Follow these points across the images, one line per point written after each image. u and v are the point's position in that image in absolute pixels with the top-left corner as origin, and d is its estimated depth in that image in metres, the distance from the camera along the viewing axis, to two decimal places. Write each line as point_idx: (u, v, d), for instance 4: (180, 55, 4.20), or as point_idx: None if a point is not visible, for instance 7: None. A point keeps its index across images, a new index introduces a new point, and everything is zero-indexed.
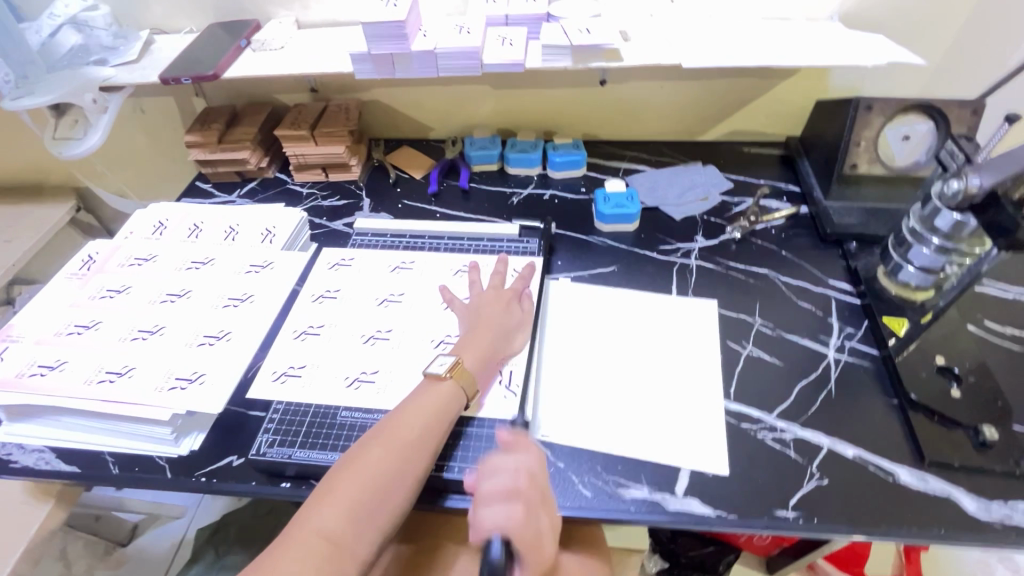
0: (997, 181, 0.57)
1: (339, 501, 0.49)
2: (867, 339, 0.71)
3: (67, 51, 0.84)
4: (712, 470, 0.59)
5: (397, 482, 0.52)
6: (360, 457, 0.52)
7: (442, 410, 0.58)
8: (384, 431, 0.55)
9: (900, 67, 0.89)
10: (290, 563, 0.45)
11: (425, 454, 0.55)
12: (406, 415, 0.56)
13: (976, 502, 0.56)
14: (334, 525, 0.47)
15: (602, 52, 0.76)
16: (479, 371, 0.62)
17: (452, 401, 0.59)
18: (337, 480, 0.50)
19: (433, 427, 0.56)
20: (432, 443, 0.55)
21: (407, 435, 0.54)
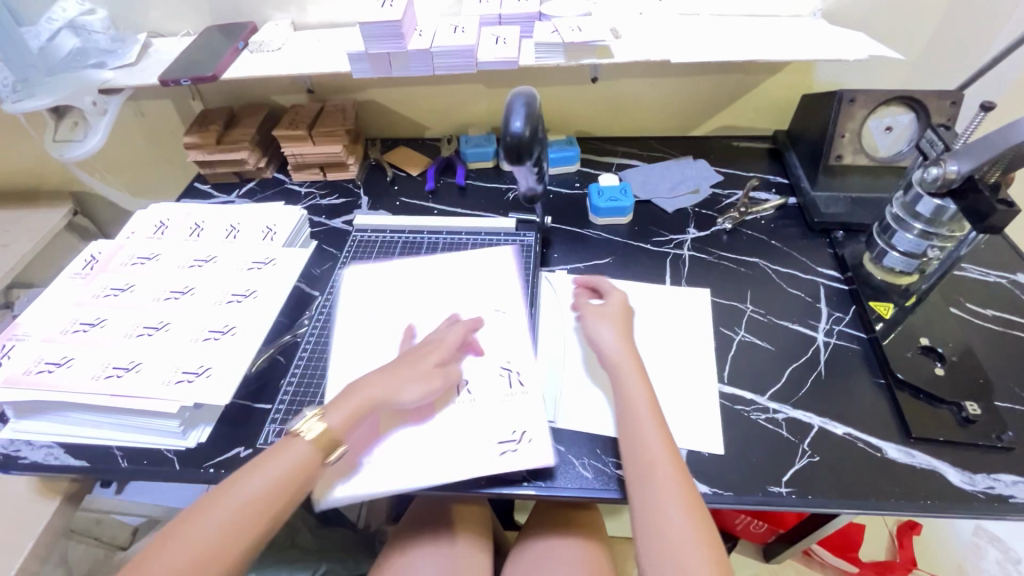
0: (974, 166, 0.60)
1: (154, 569, 0.46)
2: (855, 323, 0.74)
3: (67, 55, 0.85)
4: (707, 450, 0.61)
5: (226, 549, 0.48)
6: (248, 470, 0.53)
7: (295, 473, 0.54)
8: (224, 492, 0.52)
9: (880, 61, 0.92)
10: (165, 557, 0.47)
11: (263, 518, 0.51)
12: (256, 474, 0.53)
13: (960, 475, 0.59)
14: (216, 524, 0.49)
15: (594, 49, 0.78)
16: (346, 428, 0.58)
17: (307, 464, 0.55)
18: (229, 484, 0.52)
19: (283, 488, 0.52)
20: (276, 507, 0.52)
21: (247, 499, 0.51)
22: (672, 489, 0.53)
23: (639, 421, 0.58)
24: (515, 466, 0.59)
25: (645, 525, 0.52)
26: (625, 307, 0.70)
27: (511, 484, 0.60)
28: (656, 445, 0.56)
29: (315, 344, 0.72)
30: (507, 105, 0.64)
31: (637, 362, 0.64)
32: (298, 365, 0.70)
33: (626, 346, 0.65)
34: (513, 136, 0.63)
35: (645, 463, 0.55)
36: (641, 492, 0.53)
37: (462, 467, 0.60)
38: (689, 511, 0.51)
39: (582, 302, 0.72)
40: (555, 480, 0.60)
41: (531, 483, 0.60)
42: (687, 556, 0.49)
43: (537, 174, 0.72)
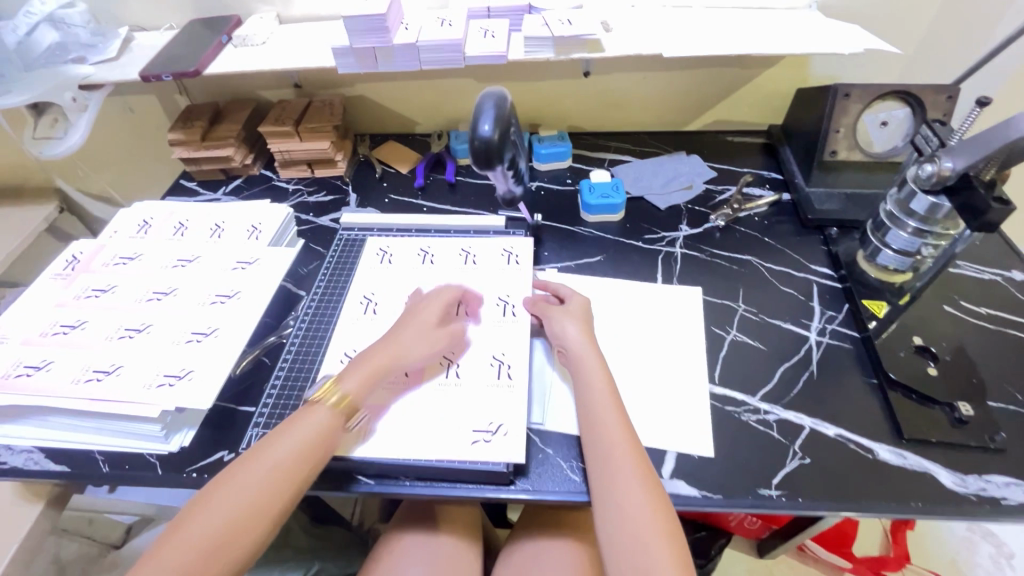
0: (969, 164, 0.59)
1: (190, 535, 0.48)
2: (848, 322, 0.73)
3: (45, 50, 0.84)
4: (697, 452, 0.61)
5: (260, 511, 0.50)
6: (275, 435, 0.55)
7: (318, 437, 0.56)
8: (251, 459, 0.53)
9: (876, 55, 0.90)
10: (206, 518, 0.49)
11: (293, 481, 0.53)
12: (281, 438, 0.55)
13: (952, 476, 0.58)
14: (251, 486, 0.51)
15: (584, 43, 0.77)
16: (363, 392, 0.60)
17: (329, 426, 0.57)
18: (259, 448, 0.54)
19: (308, 451, 0.54)
20: (303, 469, 0.54)
21: (274, 462, 0.53)
22: (632, 477, 0.54)
23: (597, 405, 0.60)
24: (502, 471, 0.58)
25: (605, 504, 0.53)
26: (586, 310, 0.70)
27: (498, 488, 0.59)
28: (617, 432, 0.57)
29: (301, 345, 0.71)
30: (478, 107, 0.63)
31: (597, 352, 0.65)
32: (282, 366, 0.69)
33: (590, 341, 0.66)
34: (482, 138, 0.61)
35: (604, 444, 0.57)
36: (599, 471, 0.55)
37: (449, 470, 0.59)
38: (647, 488, 0.53)
39: (542, 307, 0.70)
40: (542, 484, 0.59)
41: (518, 485, 0.59)
42: (644, 532, 0.51)
43: (513, 176, 0.72)
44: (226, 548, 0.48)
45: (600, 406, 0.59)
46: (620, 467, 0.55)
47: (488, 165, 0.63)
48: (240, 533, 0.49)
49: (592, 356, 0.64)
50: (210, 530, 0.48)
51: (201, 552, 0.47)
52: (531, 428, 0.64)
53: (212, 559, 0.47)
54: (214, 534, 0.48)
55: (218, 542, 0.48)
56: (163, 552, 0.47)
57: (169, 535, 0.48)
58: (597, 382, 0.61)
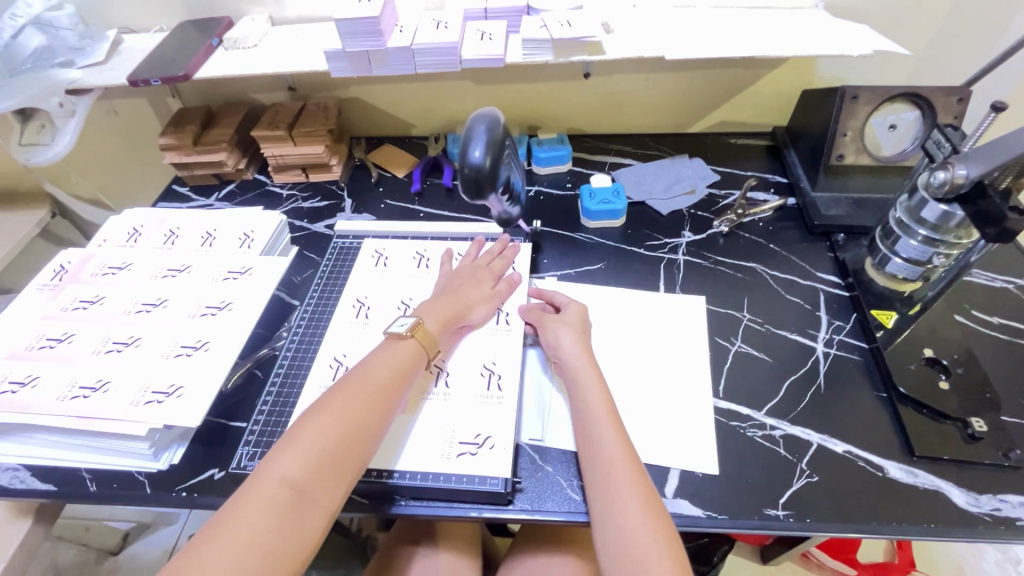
0: (984, 171, 0.57)
1: (302, 448, 0.49)
2: (856, 333, 0.71)
3: (31, 54, 0.81)
4: (701, 470, 0.59)
5: (363, 428, 0.53)
6: (309, 421, 0.52)
7: (403, 365, 0.59)
8: (347, 384, 0.55)
9: (884, 55, 0.88)
10: (250, 514, 0.45)
11: (388, 403, 0.56)
12: (369, 368, 0.57)
13: (965, 496, 0.56)
14: (296, 476, 0.48)
15: (584, 45, 0.74)
16: (441, 334, 0.64)
17: (414, 357, 0.60)
18: (297, 434, 0.50)
19: (397, 378, 0.58)
20: (395, 393, 0.57)
21: (369, 388, 0.55)
22: (629, 493, 0.52)
23: (595, 418, 0.58)
24: (500, 491, 0.56)
25: (603, 524, 0.52)
26: (583, 317, 0.69)
27: (496, 508, 0.57)
28: (613, 445, 0.56)
29: (293, 358, 0.69)
30: (468, 129, 0.61)
31: (594, 364, 0.63)
32: (274, 380, 0.67)
33: (585, 350, 0.64)
34: (471, 166, 0.59)
35: (602, 461, 0.55)
36: (597, 487, 0.54)
37: (446, 490, 0.57)
38: (647, 505, 0.52)
39: (536, 315, 0.69)
40: (542, 504, 0.57)
41: (515, 504, 0.57)
42: (644, 553, 0.49)
43: (507, 200, 0.71)
44: (341, 461, 0.50)
45: (598, 419, 0.58)
46: (619, 484, 0.53)
47: (478, 193, 0.61)
48: (293, 526, 0.46)
49: (588, 369, 0.62)
50: (259, 526, 0.45)
51: (253, 550, 0.44)
52: (529, 445, 0.62)
53: (266, 556, 0.44)
54: (265, 529, 0.45)
55: (270, 539, 0.45)
56: (208, 552, 0.43)
57: (209, 535, 0.44)
58: (592, 394, 0.60)
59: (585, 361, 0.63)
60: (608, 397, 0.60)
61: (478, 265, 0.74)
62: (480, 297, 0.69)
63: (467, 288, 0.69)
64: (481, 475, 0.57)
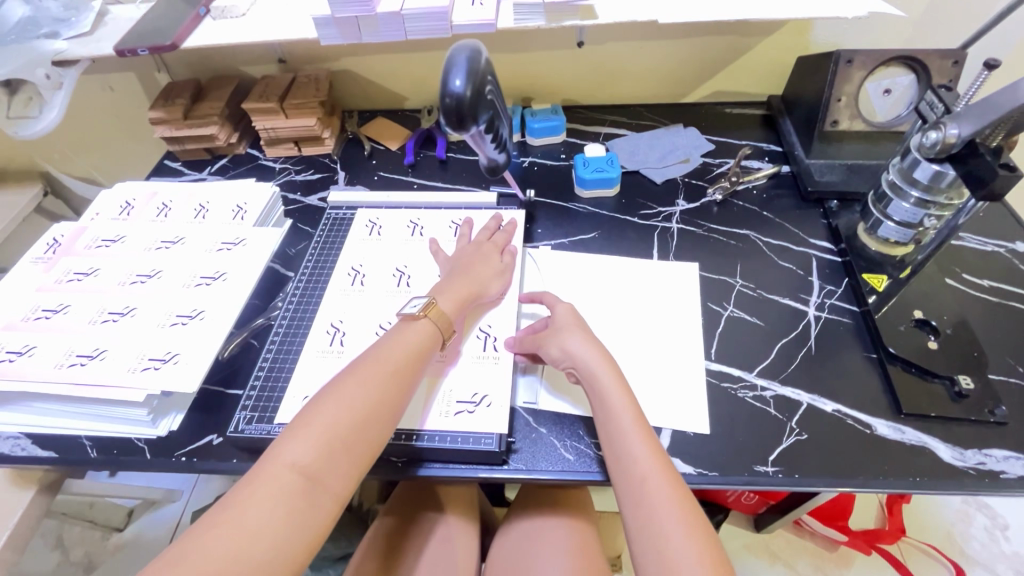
0: (975, 130, 0.57)
1: (314, 434, 0.48)
2: (847, 297, 0.71)
3: (15, 26, 0.79)
4: (693, 430, 0.60)
5: (374, 415, 0.52)
6: (321, 405, 0.51)
7: (417, 348, 0.58)
8: (361, 367, 0.54)
9: (880, 19, 0.87)
10: (262, 498, 0.45)
11: (400, 387, 0.55)
12: (381, 352, 0.56)
13: (951, 451, 0.57)
14: (306, 463, 0.47)
15: (576, 10, 0.73)
16: (455, 313, 0.63)
17: (429, 340, 0.59)
18: (307, 420, 0.49)
19: (410, 362, 0.56)
20: (408, 377, 0.56)
21: (383, 370, 0.54)
22: (670, 511, 0.48)
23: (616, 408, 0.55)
24: (494, 451, 0.57)
25: (644, 551, 0.48)
26: (575, 315, 0.64)
27: (490, 467, 0.58)
28: (646, 461, 0.52)
29: (288, 327, 0.69)
30: (450, 60, 0.60)
31: (616, 365, 0.59)
32: (268, 349, 0.67)
33: (599, 352, 0.60)
34: (453, 94, 0.58)
35: (635, 479, 0.51)
36: (627, 478, 0.52)
37: (441, 450, 0.58)
38: (690, 524, 0.48)
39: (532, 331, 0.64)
40: (536, 464, 0.58)
41: (510, 464, 0.58)
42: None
43: (496, 145, 0.70)
44: (352, 446, 0.50)
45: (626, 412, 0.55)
46: (643, 468, 0.51)
47: (460, 124, 0.60)
48: (302, 516, 0.46)
49: (610, 368, 0.58)
50: (271, 511, 0.45)
51: (264, 535, 0.44)
52: (523, 408, 0.62)
53: (276, 542, 0.44)
54: (274, 518, 0.44)
55: (280, 526, 0.44)
56: (218, 534, 0.43)
57: (215, 521, 0.44)
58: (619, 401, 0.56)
59: (609, 366, 0.58)
60: (627, 388, 0.57)
61: (481, 242, 0.72)
62: (491, 276, 0.68)
63: (476, 267, 0.68)
64: (476, 435, 0.58)
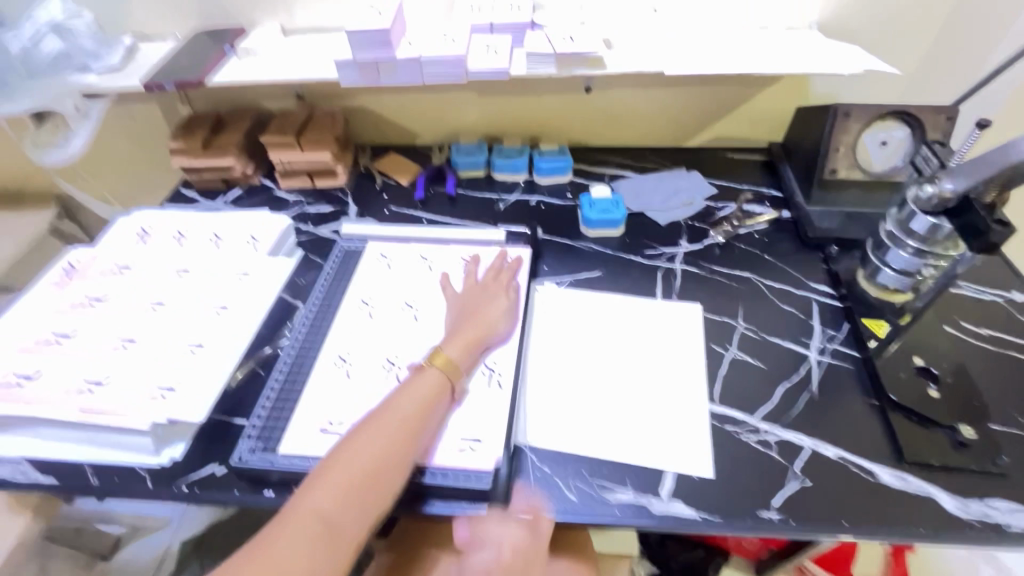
0: (969, 185, 0.59)
1: (333, 482, 0.51)
2: (848, 342, 0.72)
3: (50, 59, 0.83)
4: (696, 473, 0.60)
5: (390, 461, 0.53)
6: (341, 452, 0.53)
7: (430, 395, 0.59)
8: (377, 415, 0.56)
9: (875, 75, 0.91)
10: (285, 542, 0.47)
11: (415, 435, 0.56)
12: (396, 400, 0.58)
13: (954, 501, 0.57)
14: (328, 507, 0.49)
15: (586, 60, 0.77)
16: (465, 360, 0.64)
17: (440, 388, 0.60)
18: (329, 467, 0.52)
19: (422, 411, 0.58)
20: (420, 425, 0.57)
21: (397, 418, 0.56)
22: None
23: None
24: (490, 490, 0.57)
25: None
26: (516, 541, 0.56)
27: (492, 507, 0.59)
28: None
29: (295, 356, 0.70)
30: None
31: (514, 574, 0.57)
32: (275, 378, 0.68)
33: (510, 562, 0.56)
34: None
35: None
36: None
37: (443, 487, 0.58)
38: None
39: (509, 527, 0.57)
40: (538, 503, 0.58)
41: (516, 507, 0.58)
42: None
43: None
44: (367, 493, 0.51)
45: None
46: None
47: None
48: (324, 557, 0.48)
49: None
50: (292, 556, 0.47)
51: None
52: (526, 446, 0.63)
53: None
54: (298, 560, 0.47)
55: (304, 567, 0.46)
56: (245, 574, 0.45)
57: (244, 561, 0.46)
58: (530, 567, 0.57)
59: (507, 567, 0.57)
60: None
61: (487, 284, 0.73)
62: (499, 316, 0.69)
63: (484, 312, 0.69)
64: (477, 472, 0.58)
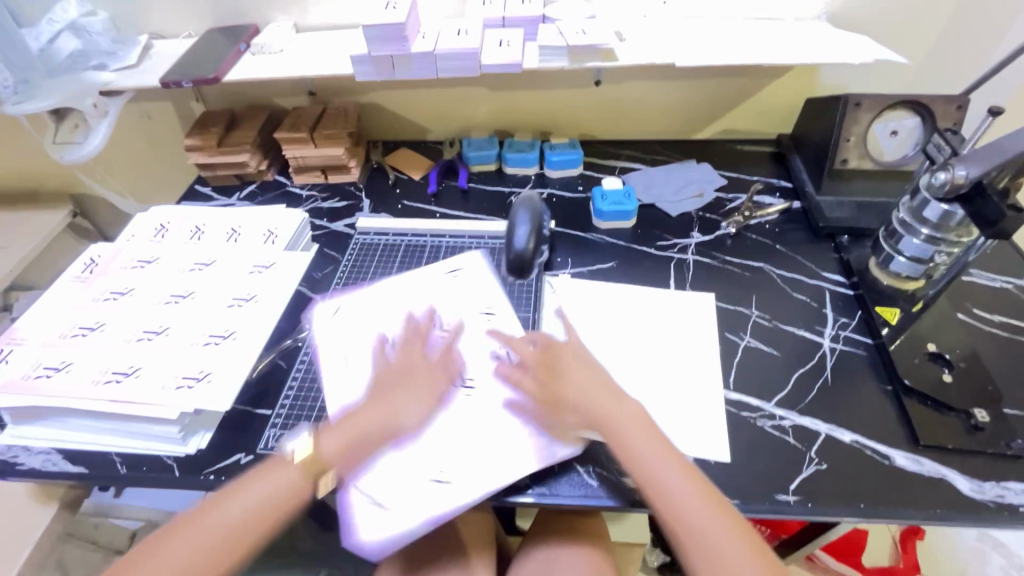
0: (982, 171, 0.59)
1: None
2: (861, 329, 0.73)
3: (68, 57, 0.85)
4: (714, 458, 0.61)
5: (201, 566, 0.50)
6: (159, 546, 0.51)
7: (272, 497, 0.54)
8: (199, 513, 0.53)
9: (884, 65, 0.91)
10: None
11: (235, 543, 0.52)
12: (230, 496, 0.54)
13: (970, 483, 0.58)
14: None
15: (599, 52, 0.78)
16: (344, 454, 0.57)
17: (285, 489, 0.55)
18: (146, 557, 0.50)
19: (255, 515, 0.53)
20: (245, 532, 0.52)
21: (217, 522, 0.52)
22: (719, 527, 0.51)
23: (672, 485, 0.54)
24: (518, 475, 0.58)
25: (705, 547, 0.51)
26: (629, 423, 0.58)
27: (514, 492, 0.59)
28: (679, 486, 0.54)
29: (316, 349, 0.71)
30: (513, 214, 0.71)
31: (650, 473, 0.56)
32: (298, 369, 0.70)
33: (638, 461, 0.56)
34: (517, 249, 0.69)
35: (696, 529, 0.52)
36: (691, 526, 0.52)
37: None
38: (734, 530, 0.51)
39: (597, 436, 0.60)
40: (559, 488, 0.59)
41: (539, 493, 0.59)
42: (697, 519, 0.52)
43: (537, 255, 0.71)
44: None
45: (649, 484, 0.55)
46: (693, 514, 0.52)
47: (520, 271, 0.69)
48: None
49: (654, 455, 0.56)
50: None
51: None
52: None
53: None
54: None
55: None
56: None
57: None
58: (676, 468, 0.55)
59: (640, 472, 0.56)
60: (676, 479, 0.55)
61: (410, 353, 0.65)
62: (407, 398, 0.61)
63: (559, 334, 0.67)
64: None
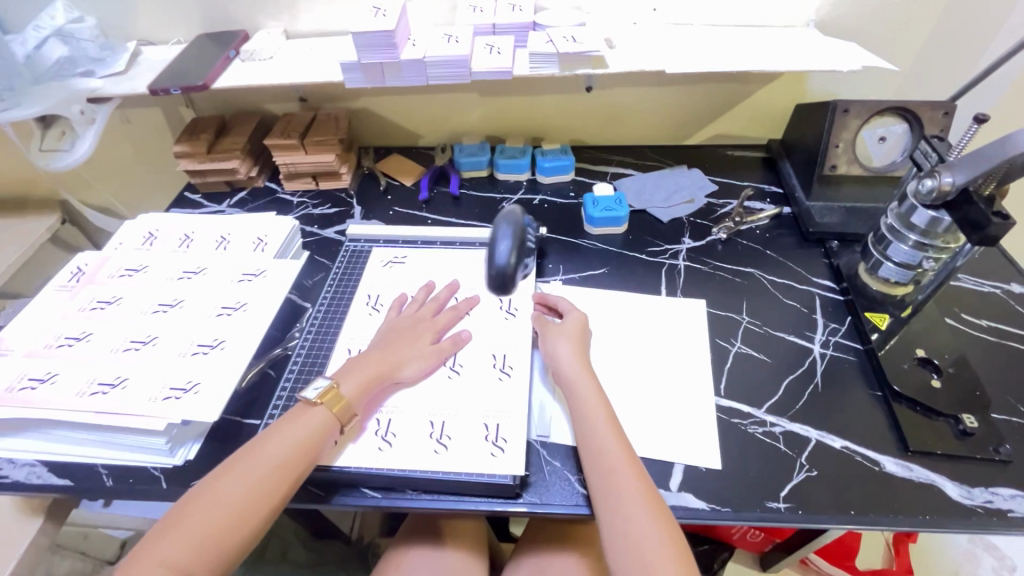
0: (969, 178, 0.59)
1: (184, 530, 0.49)
2: (851, 334, 0.73)
3: (54, 64, 0.84)
4: (704, 465, 0.61)
5: (253, 506, 0.52)
6: (209, 487, 0.52)
7: (309, 438, 0.57)
8: (243, 456, 0.55)
9: (872, 72, 0.92)
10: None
11: (283, 484, 0.54)
12: (272, 438, 0.56)
13: (959, 489, 0.58)
14: (178, 556, 0.48)
15: (589, 59, 0.78)
16: (360, 398, 0.61)
17: (322, 430, 0.57)
18: (190, 503, 0.51)
19: (295, 457, 0.55)
20: (291, 474, 0.54)
21: (265, 464, 0.54)
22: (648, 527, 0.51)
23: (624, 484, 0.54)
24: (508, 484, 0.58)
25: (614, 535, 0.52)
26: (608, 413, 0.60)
27: (505, 501, 0.59)
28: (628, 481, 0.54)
29: (306, 358, 0.71)
30: (495, 228, 0.58)
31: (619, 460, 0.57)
32: (287, 379, 0.69)
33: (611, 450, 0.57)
34: (497, 266, 0.55)
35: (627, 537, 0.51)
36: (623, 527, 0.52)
37: (455, 483, 0.58)
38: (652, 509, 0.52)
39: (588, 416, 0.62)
40: (550, 497, 0.59)
41: (529, 502, 0.58)
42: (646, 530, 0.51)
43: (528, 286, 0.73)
44: (222, 539, 0.50)
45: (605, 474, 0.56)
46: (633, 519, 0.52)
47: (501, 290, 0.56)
48: (223, 560, 0.49)
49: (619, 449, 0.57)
50: None
51: None
52: (537, 441, 0.63)
53: None
54: None
55: None
56: None
57: None
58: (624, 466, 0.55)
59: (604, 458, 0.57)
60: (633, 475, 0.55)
61: (420, 316, 0.71)
62: (415, 355, 0.66)
63: (572, 334, 0.67)
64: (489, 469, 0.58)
